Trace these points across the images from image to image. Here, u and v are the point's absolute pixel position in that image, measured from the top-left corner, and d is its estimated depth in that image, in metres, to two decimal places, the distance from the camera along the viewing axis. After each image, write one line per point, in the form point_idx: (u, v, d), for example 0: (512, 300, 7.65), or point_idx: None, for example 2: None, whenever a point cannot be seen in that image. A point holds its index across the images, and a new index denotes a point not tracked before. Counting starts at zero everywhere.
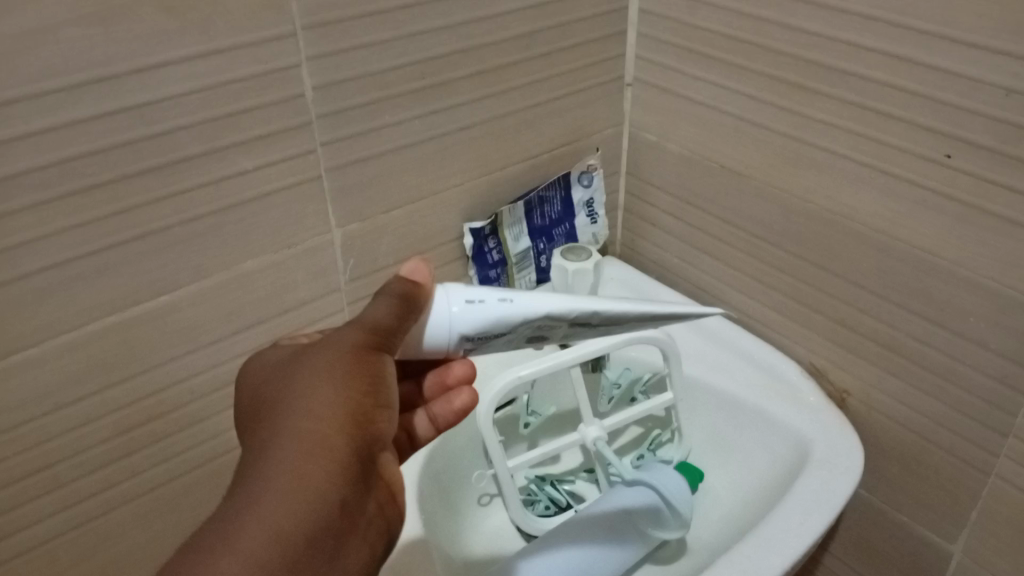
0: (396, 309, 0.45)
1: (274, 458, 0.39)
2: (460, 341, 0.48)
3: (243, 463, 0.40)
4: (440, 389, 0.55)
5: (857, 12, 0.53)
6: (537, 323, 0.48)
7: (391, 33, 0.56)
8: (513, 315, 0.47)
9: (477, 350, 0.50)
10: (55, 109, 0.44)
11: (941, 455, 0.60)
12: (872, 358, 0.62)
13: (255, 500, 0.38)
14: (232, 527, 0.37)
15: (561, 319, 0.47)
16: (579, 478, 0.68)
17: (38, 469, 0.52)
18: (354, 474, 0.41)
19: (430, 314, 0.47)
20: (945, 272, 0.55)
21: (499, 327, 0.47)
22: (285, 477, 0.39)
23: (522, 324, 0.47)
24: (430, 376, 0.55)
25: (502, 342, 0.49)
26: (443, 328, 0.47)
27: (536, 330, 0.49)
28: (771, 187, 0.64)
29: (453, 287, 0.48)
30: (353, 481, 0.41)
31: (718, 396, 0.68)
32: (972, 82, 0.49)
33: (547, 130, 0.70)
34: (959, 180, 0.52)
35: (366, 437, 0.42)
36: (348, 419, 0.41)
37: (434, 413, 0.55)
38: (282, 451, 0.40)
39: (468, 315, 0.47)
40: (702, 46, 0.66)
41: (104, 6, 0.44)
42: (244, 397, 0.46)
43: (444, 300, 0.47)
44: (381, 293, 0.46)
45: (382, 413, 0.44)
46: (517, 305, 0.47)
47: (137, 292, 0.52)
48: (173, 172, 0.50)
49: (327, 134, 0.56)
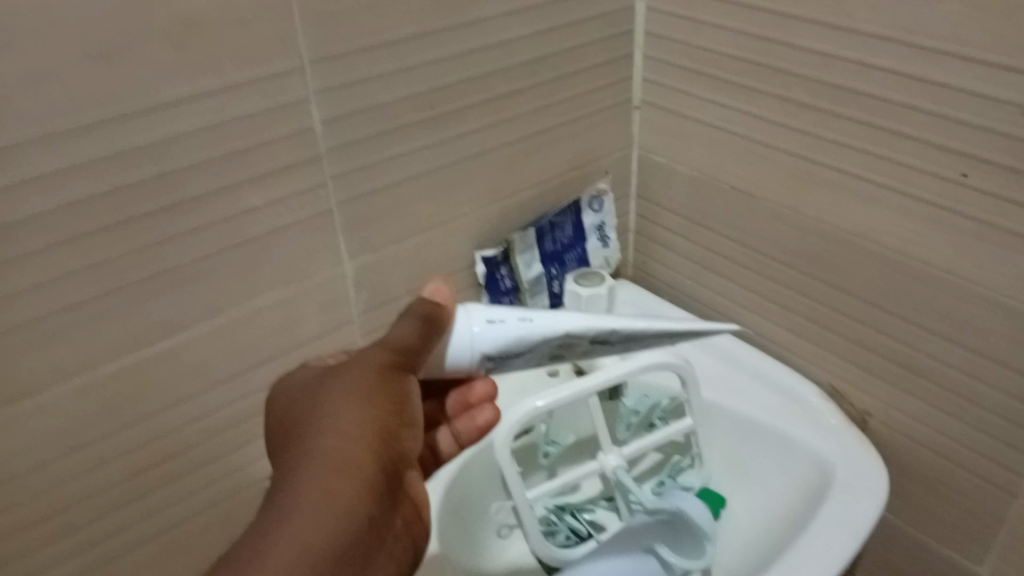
0: (420, 328, 0.45)
1: (302, 475, 0.39)
2: (481, 361, 0.47)
3: (273, 478, 0.40)
4: (462, 407, 0.55)
5: (866, 31, 0.53)
6: (556, 342, 0.47)
7: (398, 64, 0.56)
8: (533, 334, 0.46)
9: (498, 370, 0.49)
10: (63, 151, 0.44)
11: (965, 476, 0.59)
12: (891, 379, 0.61)
13: (286, 516, 0.38)
14: (264, 543, 0.37)
15: (581, 337, 0.47)
16: (600, 507, 0.67)
17: (51, 513, 0.51)
18: (380, 491, 0.41)
19: (451, 334, 0.46)
20: (963, 290, 0.54)
21: (519, 347, 0.46)
22: (313, 494, 0.39)
23: (542, 342, 0.47)
24: (453, 396, 0.55)
25: (522, 361, 0.48)
26: (465, 348, 0.46)
27: (556, 348, 0.48)
28: (785, 208, 0.64)
29: (474, 307, 0.47)
30: (378, 498, 0.41)
31: (734, 420, 0.67)
32: (988, 99, 0.49)
33: (556, 155, 0.70)
34: (975, 197, 0.51)
35: (391, 455, 0.42)
36: (374, 437, 0.42)
37: (457, 430, 0.56)
38: (310, 468, 0.40)
39: (490, 334, 0.46)
40: (710, 68, 0.65)
41: (111, 47, 0.44)
42: (272, 414, 0.46)
43: (465, 320, 0.46)
44: (403, 313, 0.46)
45: (406, 432, 0.44)
46: (537, 324, 0.46)
47: (148, 332, 0.51)
48: (183, 210, 0.49)
49: (337, 167, 0.56)
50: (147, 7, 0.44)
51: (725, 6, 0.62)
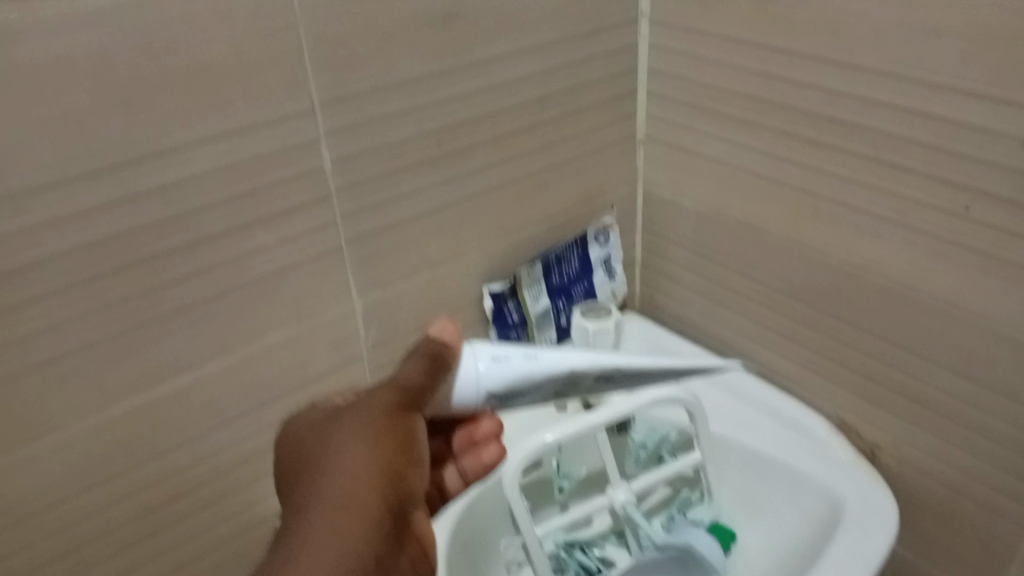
0: (427, 367, 0.45)
1: (313, 516, 0.40)
2: (486, 398, 0.47)
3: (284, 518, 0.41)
4: (468, 444, 0.54)
5: (867, 67, 0.54)
6: (560, 378, 0.48)
7: (406, 104, 0.57)
8: (539, 371, 0.47)
9: (502, 407, 0.49)
10: (80, 195, 0.45)
11: (978, 509, 0.59)
12: (900, 412, 0.61)
13: (295, 558, 0.39)
14: None
15: (584, 375, 0.48)
16: (609, 543, 0.67)
17: (63, 552, 0.52)
18: (387, 531, 0.42)
19: (457, 373, 0.46)
20: (971, 323, 0.54)
21: (526, 384, 0.47)
22: (322, 535, 0.40)
23: (547, 380, 0.48)
24: (458, 433, 0.54)
25: (526, 399, 0.49)
26: (471, 386, 0.46)
27: (559, 385, 0.48)
28: (791, 242, 0.64)
29: (479, 344, 0.47)
30: (385, 537, 0.42)
31: (744, 454, 0.67)
32: (991, 133, 0.49)
33: (562, 191, 0.71)
34: (980, 231, 0.52)
35: (399, 495, 0.43)
36: (382, 478, 0.42)
37: (464, 468, 0.55)
38: (320, 508, 0.41)
39: (497, 372, 0.46)
40: (713, 103, 0.66)
41: (127, 93, 0.45)
42: (281, 444, 0.46)
43: (471, 358, 0.46)
44: (411, 351, 0.45)
45: (413, 470, 0.44)
46: (542, 361, 0.47)
47: (160, 371, 0.52)
48: (195, 250, 0.50)
49: (347, 206, 0.57)
50: (163, 54, 0.45)
51: (727, 43, 0.63)
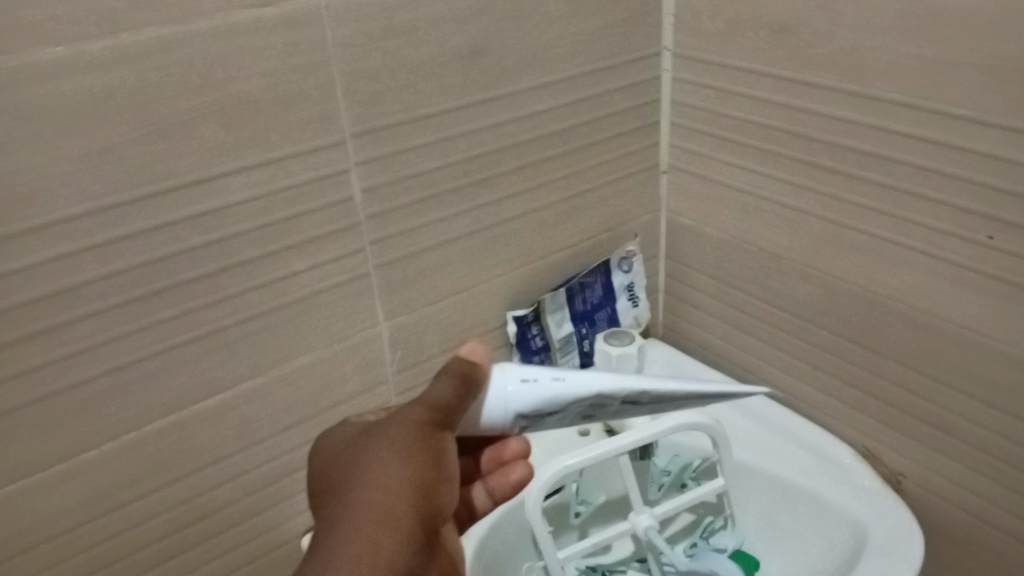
0: (456, 387, 0.46)
1: (343, 535, 0.41)
2: (515, 419, 0.48)
3: (317, 532, 0.42)
4: (496, 463, 0.56)
5: (887, 99, 0.55)
6: (589, 402, 0.47)
7: (434, 135, 0.59)
8: (566, 394, 0.47)
9: (532, 427, 0.50)
10: (120, 221, 0.47)
11: (1006, 540, 0.58)
12: (926, 441, 0.61)
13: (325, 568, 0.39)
14: None
15: (612, 398, 0.47)
16: (631, 568, 0.67)
17: (95, 568, 0.53)
18: (419, 547, 0.42)
19: (486, 394, 0.47)
20: (995, 352, 0.54)
21: (554, 407, 0.47)
22: (354, 554, 0.40)
23: (575, 402, 0.47)
24: (487, 452, 0.56)
25: (555, 420, 0.49)
26: (498, 408, 0.47)
27: (588, 407, 0.48)
28: (813, 269, 0.65)
29: (509, 365, 0.48)
30: (417, 554, 0.42)
31: (768, 481, 0.66)
32: (1012, 163, 0.49)
33: (586, 219, 0.72)
34: (1002, 260, 0.52)
35: (430, 509, 0.43)
36: (412, 495, 0.43)
37: (491, 487, 0.56)
38: (351, 527, 0.41)
39: (524, 394, 0.47)
40: (735, 134, 0.67)
41: (167, 125, 0.47)
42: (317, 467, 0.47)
43: (500, 379, 0.47)
44: (441, 371, 0.46)
45: (444, 487, 0.45)
46: (569, 384, 0.47)
47: (193, 392, 0.53)
48: (228, 276, 0.52)
49: (375, 233, 0.58)
50: (201, 89, 0.47)
51: (749, 76, 0.64)
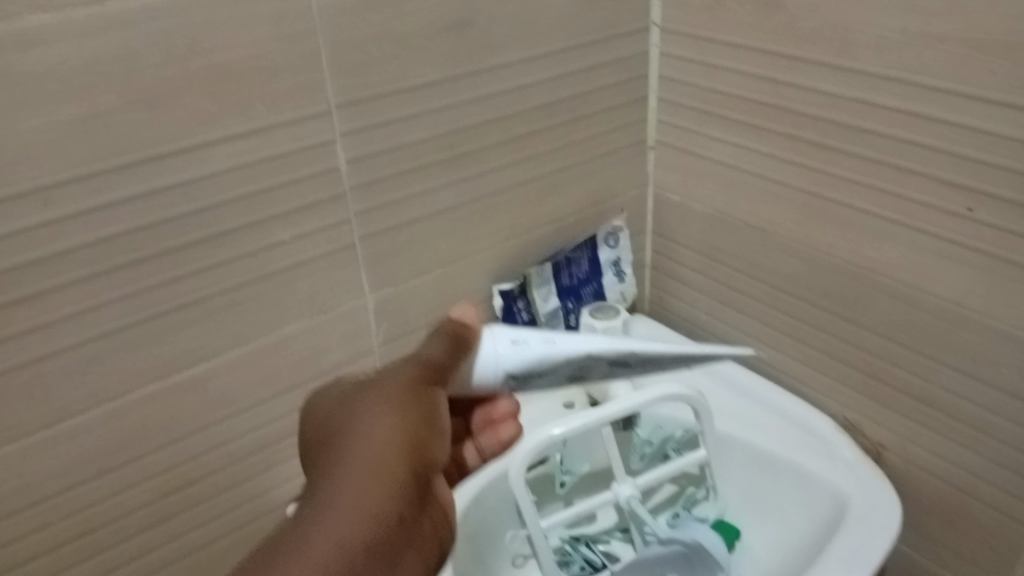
0: (449, 347, 0.49)
1: (344, 477, 0.43)
2: (505, 380, 0.50)
3: (313, 481, 0.44)
4: (486, 423, 0.62)
5: (872, 73, 0.55)
6: (575, 363, 0.50)
7: (420, 107, 0.59)
8: (555, 355, 0.49)
9: (520, 389, 0.52)
10: (103, 188, 0.47)
11: (982, 509, 0.59)
12: (906, 412, 0.62)
13: (324, 514, 0.42)
14: (305, 535, 0.41)
15: (599, 359, 0.51)
16: (614, 538, 0.68)
17: (83, 532, 0.54)
18: (410, 496, 0.46)
19: (478, 354, 0.49)
20: (975, 324, 0.55)
21: (543, 367, 0.50)
22: (353, 495, 0.43)
23: (563, 363, 0.50)
24: (478, 413, 0.61)
25: (543, 382, 0.52)
26: (490, 368, 0.49)
27: (575, 370, 0.51)
28: (796, 243, 0.65)
29: (499, 328, 0.50)
30: (410, 500, 0.46)
31: (751, 453, 0.67)
32: (994, 137, 0.50)
33: (573, 193, 0.72)
34: (983, 232, 0.52)
35: (421, 463, 0.46)
36: (407, 448, 0.46)
37: (482, 445, 0.62)
38: (350, 471, 0.44)
39: (514, 355, 0.49)
40: (722, 109, 0.67)
41: (152, 93, 0.47)
42: (311, 421, 0.49)
43: (491, 341, 0.49)
44: (434, 333, 0.50)
45: (435, 442, 0.48)
46: (559, 346, 0.50)
47: (179, 360, 0.54)
48: (214, 245, 0.52)
49: (361, 204, 0.59)
50: (187, 57, 0.47)
51: (735, 50, 0.64)
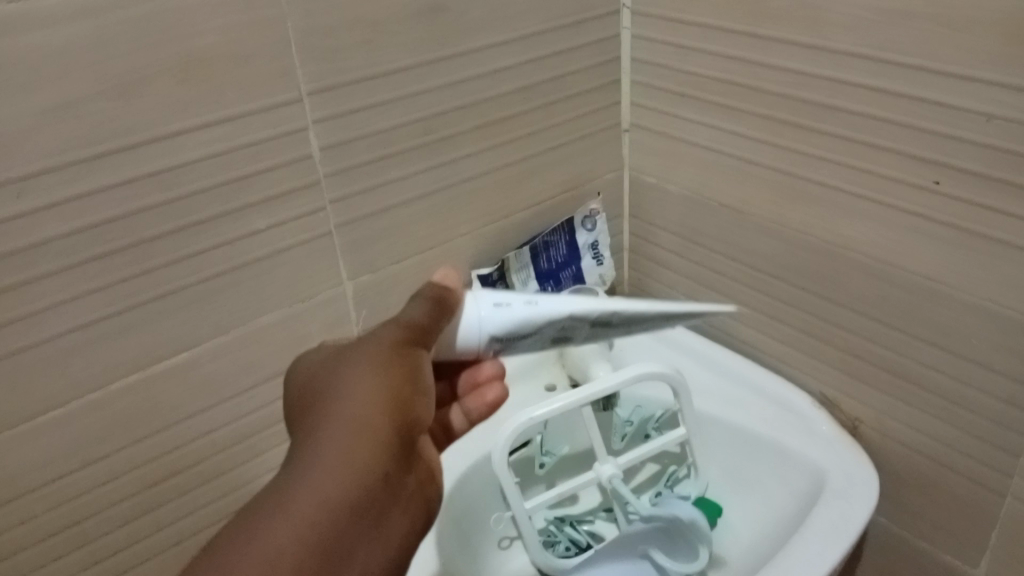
0: (431, 310, 0.47)
1: (326, 437, 0.42)
2: (489, 342, 0.48)
3: (298, 441, 0.43)
4: (471, 386, 0.57)
5: (839, 50, 0.56)
6: (561, 324, 0.48)
7: (394, 92, 0.59)
8: (538, 317, 0.47)
9: (507, 351, 0.50)
10: (78, 179, 0.47)
11: (957, 479, 0.60)
12: (881, 385, 0.63)
13: (305, 475, 0.40)
14: (286, 496, 0.40)
15: (584, 320, 0.47)
16: (598, 518, 0.68)
17: (68, 524, 0.54)
18: (397, 454, 0.43)
19: (461, 318, 0.47)
20: (946, 296, 0.56)
21: (526, 329, 0.47)
22: (334, 455, 0.41)
23: (547, 325, 0.48)
24: (462, 375, 0.56)
25: (528, 344, 0.50)
26: (472, 332, 0.47)
27: (561, 331, 0.49)
28: (770, 222, 0.66)
29: (482, 291, 0.48)
30: (394, 460, 0.43)
31: (731, 431, 0.68)
32: (959, 110, 0.51)
33: (549, 178, 0.73)
34: (951, 205, 0.53)
35: (407, 421, 0.44)
36: (391, 405, 0.43)
37: (468, 408, 0.57)
38: (332, 429, 0.42)
39: (497, 318, 0.47)
40: (694, 90, 0.68)
41: (124, 82, 0.47)
42: (298, 381, 0.48)
43: (473, 303, 0.47)
44: (415, 296, 0.47)
45: (421, 400, 0.45)
46: (541, 307, 0.47)
47: (159, 350, 0.54)
48: (191, 234, 0.52)
49: (337, 191, 0.59)
50: (157, 45, 0.47)
51: (706, 31, 0.65)
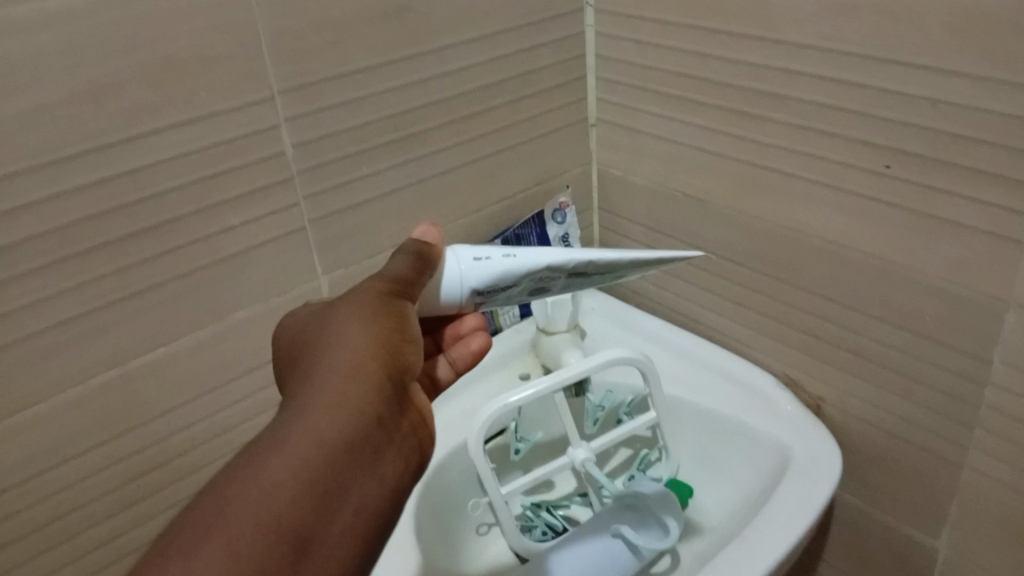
0: (414, 263, 0.50)
1: (319, 380, 0.43)
2: (471, 295, 0.52)
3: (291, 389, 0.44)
4: (455, 338, 0.59)
5: (791, 42, 0.58)
6: (539, 276, 0.51)
7: (362, 91, 0.61)
8: (516, 269, 0.51)
9: (488, 304, 0.54)
10: (54, 180, 0.48)
11: (916, 453, 0.63)
12: (841, 365, 0.65)
13: (299, 415, 0.41)
14: (282, 434, 0.40)
15: (560, 270, 0.51)
16: (574, 502, 0.71)
17: (51, 519, 0.55)
18: (388, 397, 0.44)
19: (442, 272, 0.51)
20: (898, 276, 0.58)
21: (506, 281, 0.51)
22: (328, 395, 0.42)
23: (526, 276, 0.51)
24: (445, 330, 0.59)
25: (507, 295, 0.54)
26: (455, 285, 0.51)
27: (537, 282, 0.53)
28: (731, 211, 0.68)
29: (461, 248, 0.52)
30: (387, 402, 0.44)
31: (701, 415, 0.70)
32: (902, 96, 0.53)
33: (519, 174, 0.75)
34: (902, 189, 0.55)
35: (397, 366, 0.45)
36: (380, 350, 0.44)
37: (453, 357, 0.58)
38: (324, 374, 0.43)
39: (477, 271, 0.51)
40: (655, 84, 0.70)
41: (96, 85, 0.48)
42: (284, 340, 0.49)
43: (453, 260, 0.51)
44: (399, 251, 0.51)
45: (410, 347, 0.46)
46: (519, 260, 0.51)
47: (137, 346, 0.55)
48: (166, 232, 0.54)
49: (309, 188, 0.60)
50: (129, 48, 0.49)
51: (665, 27, 0.67)
